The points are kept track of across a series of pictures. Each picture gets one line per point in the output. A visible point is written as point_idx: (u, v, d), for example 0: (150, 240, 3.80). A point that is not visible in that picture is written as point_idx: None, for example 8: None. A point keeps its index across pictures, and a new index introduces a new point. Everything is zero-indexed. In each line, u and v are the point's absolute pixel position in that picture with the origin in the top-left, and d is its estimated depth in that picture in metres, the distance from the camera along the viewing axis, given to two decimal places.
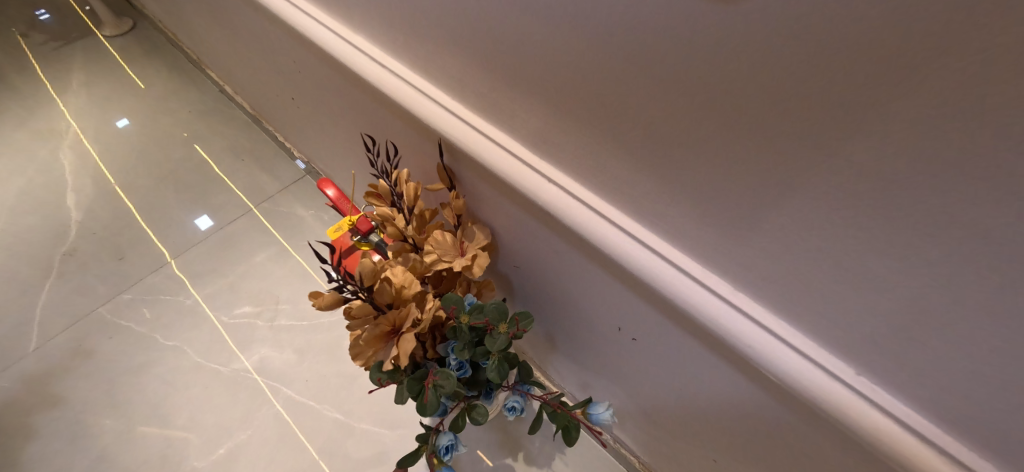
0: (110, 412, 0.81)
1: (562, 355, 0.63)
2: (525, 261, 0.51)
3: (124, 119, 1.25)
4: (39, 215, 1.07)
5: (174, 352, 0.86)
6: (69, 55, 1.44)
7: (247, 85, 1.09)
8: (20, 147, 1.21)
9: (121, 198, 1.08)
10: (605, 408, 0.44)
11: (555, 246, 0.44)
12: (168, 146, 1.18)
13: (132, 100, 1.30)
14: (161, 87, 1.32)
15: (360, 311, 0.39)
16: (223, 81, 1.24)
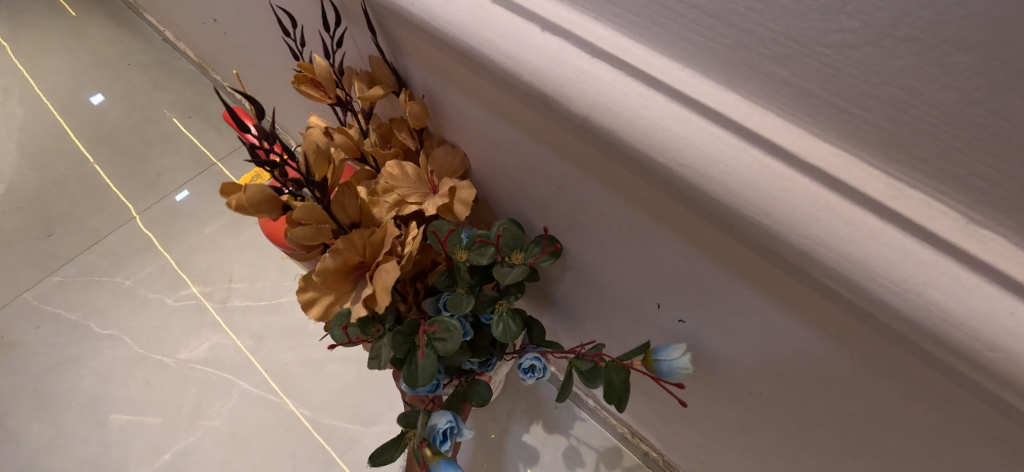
0: (37, 416, 0.69)
1: (569, 336, 0.49)
2: (515, 212, 0.36)
3: (51, 76, 1.08)
4: None
5: (111, 342, 0.73)
6: None
7: (180, 23, 0.90)
8: None
9: (50, 165, 0.93)
10: (681, 353, 0.28)
11: (557, 180, 0.28)
12: (104, 104, 1.02)
13: (62, 53, 1.12)
14: (95, 38, 1.14)
15: (311, 218, 0.26)
16: (162, 25, 1.06)
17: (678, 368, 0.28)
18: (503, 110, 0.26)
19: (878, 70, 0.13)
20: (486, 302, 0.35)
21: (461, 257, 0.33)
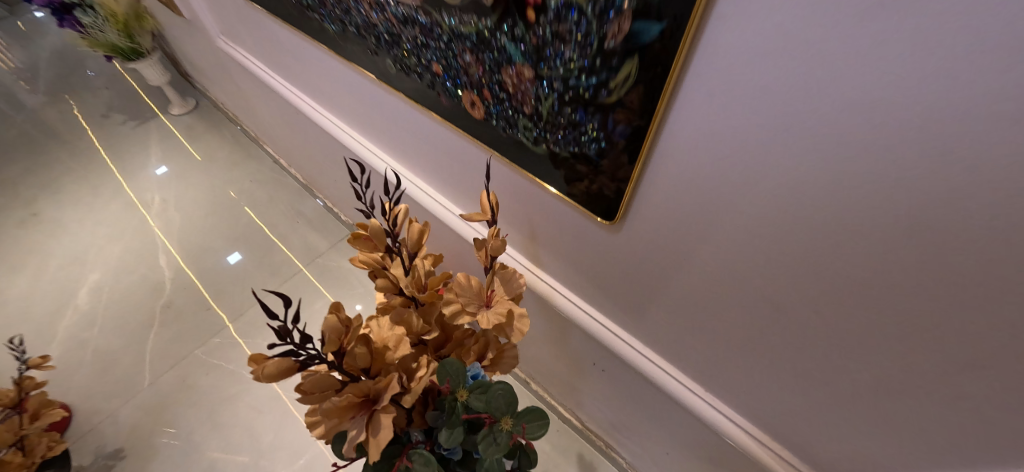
0: (212, 434, 1.03)
1: (563, 376, 0.88)
2: (540, 314, 0.79)
3: (197, 189, 1.52)
4: (136, 275, 1.32)
5: (257, 384, 1.09)
6: (145, 134, 1.72)
7: (302, 162, 1.35)
8: (114, 216, 1.47)
9: (205, 257, 1.34)
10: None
11: (547, 327, 0.80)
12: (234, 211, 1.44)
13: (203, 172, 1.57)
14: (226, 162, 1.59)
15: (315, 387, 0.36)
16: (279, 157, 1.51)
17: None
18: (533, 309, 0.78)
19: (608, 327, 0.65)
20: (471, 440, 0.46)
21: (459, 396, 0.45)
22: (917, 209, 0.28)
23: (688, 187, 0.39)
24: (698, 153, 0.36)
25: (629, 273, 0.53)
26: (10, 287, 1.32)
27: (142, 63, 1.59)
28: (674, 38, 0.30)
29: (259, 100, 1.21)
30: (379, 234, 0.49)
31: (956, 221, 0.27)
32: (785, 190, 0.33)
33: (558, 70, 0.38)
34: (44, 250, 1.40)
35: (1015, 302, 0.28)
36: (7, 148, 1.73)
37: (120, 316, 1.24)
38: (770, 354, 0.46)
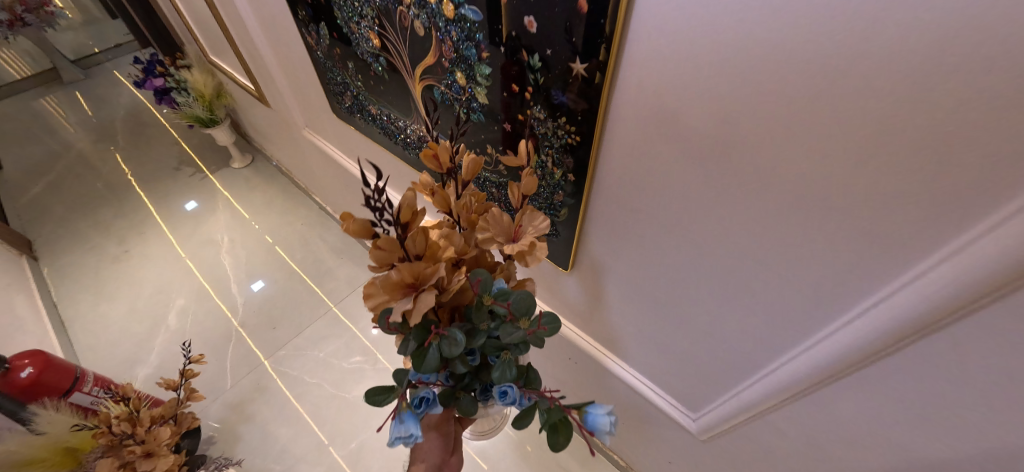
0: (285, 423, 1.34)
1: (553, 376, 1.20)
2: None
3: (260, 231, 1.87)
4: (215, 301, 1.65)
5: (318, 385, 1.41)
6: (212, 185, 2.09)
7: (349, 211, 1.70)
8: (192, 253, 1.81)
9: (270, 287, 1.67)
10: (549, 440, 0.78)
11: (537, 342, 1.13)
12: (291, 250, 1.79)
13: (263, 217, 1.93)
14: (282, 209, 1.95)
15: (384, 247, 0.43)
16: (327, 206, 1.88)
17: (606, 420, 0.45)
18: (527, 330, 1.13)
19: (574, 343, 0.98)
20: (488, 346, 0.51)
21: (485, 304, 0.51)
22: (690, 274, 0.61)
23: (603, 261, 0.73)
24: (603, 245, 0.71)
25: (583, 305, 0.87)
26: (113, 310, 1.65)
27: (215, 128, 1.94)
28: (584, 200, 0.65)
29: (320, 166, 1.58)
30: (444, 156, 0.49)
31: (700, 278, 0.60)
32: (639, 264, 0.67)
33: (536, 203, 0.73)
34: (138, 280, 1.74)
35: (733, 317, 0.61)
36: (97, 195, 2.09)
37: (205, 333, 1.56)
38: (661, 356, 0.78)
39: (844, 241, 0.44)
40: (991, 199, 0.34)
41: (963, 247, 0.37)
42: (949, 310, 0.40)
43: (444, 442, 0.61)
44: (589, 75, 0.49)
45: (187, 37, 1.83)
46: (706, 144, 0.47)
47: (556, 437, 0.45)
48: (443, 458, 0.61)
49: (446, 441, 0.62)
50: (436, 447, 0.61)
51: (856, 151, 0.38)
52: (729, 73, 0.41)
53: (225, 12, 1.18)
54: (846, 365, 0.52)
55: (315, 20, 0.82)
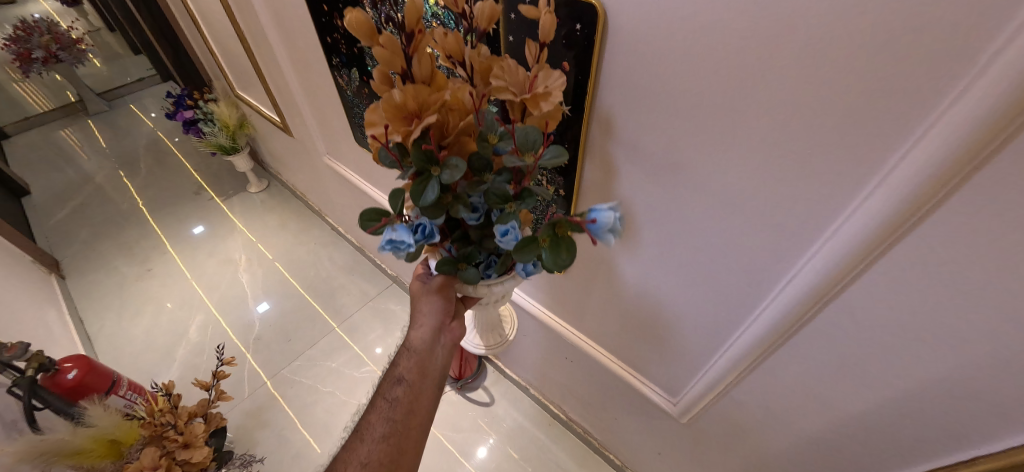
0: (297, 430, 1.43)
1: (550, 380, 1.31)
2: (532, 337, 1.23)
3: (275, 250, 1.99)
4: (232, 316, 1.76)
5: (329, 395, 1.50)
6: (229, 208, 2.22)
7: (360, 231, 1.83)
8: (211, 272, 1.93)
9: (285, 302, 1.78)
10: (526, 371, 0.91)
11: (535, 346, 1.24)
12: (304, 269, 1.91)
13: (278, 238, 2.05)
14: (296, 229, 2.08)
15: (387, 51, 0.42)
16: (339, 226, 2.01)
17: (609, 226, 0.43)
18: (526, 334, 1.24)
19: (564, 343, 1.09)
20: (493, 190, 0.47)
21: (490, 144, 0.47)
22: (647, 273, 0.73)
23: (584, 268, 0.85)
24: (582, 254, 0.83)
25: (570, 309, 0.98)
26: (137, 324, 1.75)
27: (235, 155, 2.09)
28: (572, 215, 0.77)
29: (335, 189, 1.71)
30: None
31: (656, 278, 0.72)
32: (611, 269, 0.79)
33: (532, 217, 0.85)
34: (161, 296, 1.85)
35: (683, 311, 0.72)
36: (120, 218, 2.21)
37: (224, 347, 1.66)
38: (637, 353, 0.90)
39: (756, 241, 0.55)
40: (839, 207, 0.46)
41: (825, 243, 0.48)
42: (833, 287, 0.51)
43: (443, 303, 0.63)
44: (573, 112, 0.62)
45: (215, 73, 2.00)
46: (649, 167, 0.60)
47: (560, 255, 0.44)
48: (442, 320, 0.63)
49: (446, 303, 0.63)
50: (434, 310, 0.62)
51: (747, 176, 0.50)
52: (656, 115, 0.54)
53: (259, 54, 1.33)
54: (770, 345, 0.63)
55: (347, 65, 0.98)
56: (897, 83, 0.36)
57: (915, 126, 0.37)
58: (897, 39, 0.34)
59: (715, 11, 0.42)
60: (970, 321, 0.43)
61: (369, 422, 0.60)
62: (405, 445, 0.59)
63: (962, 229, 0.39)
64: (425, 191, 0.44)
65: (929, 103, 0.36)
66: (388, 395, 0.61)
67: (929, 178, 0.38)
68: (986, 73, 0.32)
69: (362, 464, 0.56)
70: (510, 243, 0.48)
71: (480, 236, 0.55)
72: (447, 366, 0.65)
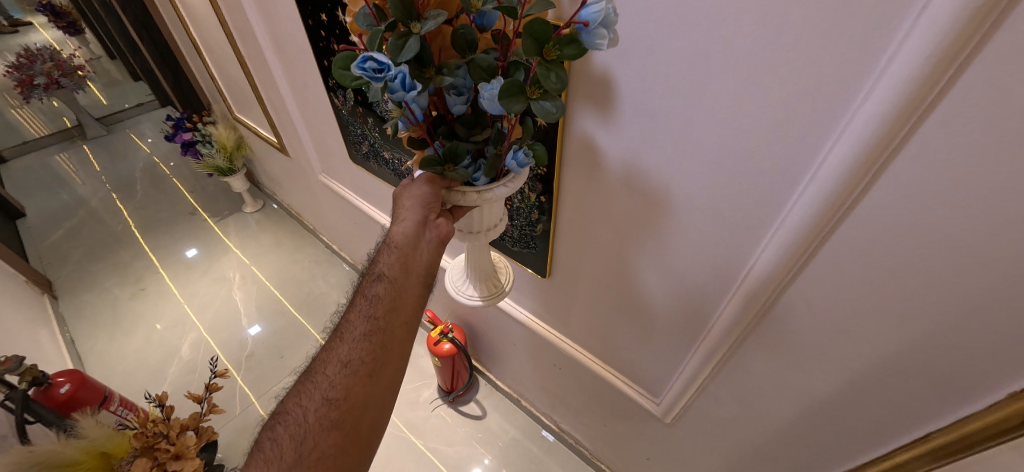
0: None
1: (540, 388, 1.34)
2: (522, 345, 1.26)
3: (270, 268, 2.02)
4: (225, 334, 1.76)
5: None
6: (224, 228, 2.25)
7: (354, 248, 1.86)
8: (204, 291, 1.94)
9: (278, 320, 1.80)
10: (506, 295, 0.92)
11: (526, 354, 1.27)
12: (298, 286, 1.93)
13: (272, 256, 2.08)
14: (290, 248, 2.11)
15: None
16: (333, 243, 2.04)
17: (604, 23, 0.38)
18: (517, 343, 1.27)
19: (554, 349, 1.13)
20: (478, 57, 0.44)
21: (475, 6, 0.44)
22: (626, 272, 0.79)
23: (568, 272, 0.91)
24: (567, 259, 0.89)
25: (559, 313, 1.03)
26: (129, 343, 1.75)
27: (231, 176, 2.13)
28: (554, 219, 0.83)
29: (329, 207, 1.75)
30: None
31: (634, 276, 0.78)
32: (594, 271, 0.85)
33: (517, 223, 0.92)
34: (153, 315, 1.86)
35: (661, 308, 0.78)
36: (114, 239, 2.23)
37: (220, 357, 1.68)
38: (623, 352, 0.94)
39: (717, 237, 0.61)
40: (780, 203, 0.52)
41: (773, 236, 0.55)
42: (785, 275, 0.57)
43: (427, 193, 0.57)
44: (548, 125, 0.69)
45: (214, 96, 2.07)
46: (620, 173, 0.66)
47: (550, 75, 0.40)
48: (427, 214, 0.58)
49: (431, 193, 0.57)
50: (418, 202, 0.57)
51: (705, 173, 0.56)
52: (623, 126, 0.61)
53: (259, 78, 1.40)
54: (738, 333, 0.68)
55: (343, 87, 1.04)
56: (813, 95, 0.43)
57: (831, 132, 0.44)
58: (809, 59, 0.42)
59: (666, 37, 0.50)
60: (900, 301, 0.49)
61: (354, 319, 0.60)
62: (388, 344, 0.57)
63: (882, 219, 0.46)
64: (405, 42, 0.40)
65: (840, 111, 0.43)
66: (373, 292, 0.60)
67: (846, 176, 0.45)
68: (886, 74, 0.38)
69: (344, 360, 0.56)
70: (495, 100, 0.43)
71: (467, 132, 0.53)
72: (436, 263, 0.60)
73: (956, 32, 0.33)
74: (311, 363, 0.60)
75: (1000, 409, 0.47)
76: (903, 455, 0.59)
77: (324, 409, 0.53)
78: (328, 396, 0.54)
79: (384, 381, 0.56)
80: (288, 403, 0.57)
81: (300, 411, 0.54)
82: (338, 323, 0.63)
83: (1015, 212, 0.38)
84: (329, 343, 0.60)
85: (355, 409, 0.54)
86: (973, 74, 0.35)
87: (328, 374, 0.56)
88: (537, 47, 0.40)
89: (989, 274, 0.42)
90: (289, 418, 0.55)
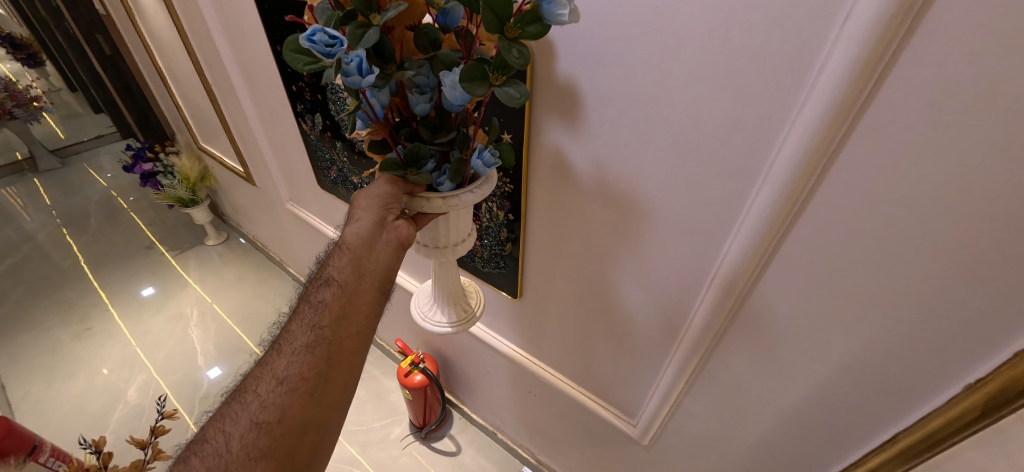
0: None
1: (516, 418, 1.29)
2: (495, 372, 1.22)
3: (231, 303, 1.92)
4: (178, 375, 1.65)
5: None
6: (183, 262, 2.14)
7: None
8: (158, 329, 1.82)
9: (238, 357, 1.70)
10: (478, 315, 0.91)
11: (498, 381, 1.24)
12: (261, 321, 1.84)
13: (234, 291, 1.98)
14: (254, 281, 2.03)
15: None
16: (300, 275, 1.97)
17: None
18: (491, 370, 1.23)
19: (528, 375, 1.11)
20: (442, 53, 0.46)
21: (438, 5, 0.45)
22: (596, 286, 0.79)
23: (540, 291, 0.90)
24: (538, 277, 0.88)
25: (532, 336, 1.01)
26: (68, 388, 1.61)
27: (193, 208, 2.06)
28: (522, 236, 0.83)
29: (297, 237, 1.70)
30: None
31: (604, 289, 0.78)
32: (565, 288, 0.85)
33: (487, 243, 0.92)
34: (99, 357, 1.72)
35: (633, 322, 0.78)
36: (60, 277, 2.08)
37: (169, 398, 1.57)
38: (597, 371, 0.93)
39: (681, 245, 0.63)
40: (734, 208, 0.54)
41: (732, 241, 0.56)
42: (747, 280, 0.58)
43: (386, 194, 0.56)
44: (514, 140, 0.71)
45: (179, 124, 2.02)
46: (586, 185, 0.68)
47: (511, 50, 0.40)
48: (384, 215, 0.57)
49: (391, 194, 0.57)
50: (375, 202, 0.57)
51: (667, 181, 0.58)
52: (588, 137, 0.63)
53: (225, 105, 1.38)
54: (705, 344, 0.69)
55: (311, 111, 1.04)
56: (756, 104, 0.46)
57: (775, 137, 0.47)
58: (750, 69, 0.45)
59: (622, 50, 0.53)
60: (856, 299, 0.51)
61: (296, 331, 0.56)
62: (333, 357, 0.54)
63: (828, 220, 0.48)
64: (364, 32, 0.41)
65: (780, 120, 0.46)
66: (318, 299, 0.57)
67: (790, 180, 0.47)
68: (821, 77, 0.41)
69: (281, 376, 0.53)
70: (456, 87, 0.44)
71: (431, 135, 0.53)
72: (394, 266, 0.59)
73: (878, 37, 0.36)
74: (243, 380, 0.56)
75: (959, 403, 0.48)
76: (874, 460, 0.60)
77: (253, 435, 0.49)
78: (259, 419, 0.50)
79: (327, 399, 0.53)
80: (213, 428, 0.53)
81: (224, 438, 0.50)
82: (279, 334, 0.59)
83: (949, 205, 0.40)
84: (266, 357, 0.56)
85: (289, 433, 0.50)
86: (897, 74, 0.38)
87: (261, 393, 0.52)
88: (498, 25, 0.40)
89: (933, 269, 0.44)
90: (209, 448, 0.50)
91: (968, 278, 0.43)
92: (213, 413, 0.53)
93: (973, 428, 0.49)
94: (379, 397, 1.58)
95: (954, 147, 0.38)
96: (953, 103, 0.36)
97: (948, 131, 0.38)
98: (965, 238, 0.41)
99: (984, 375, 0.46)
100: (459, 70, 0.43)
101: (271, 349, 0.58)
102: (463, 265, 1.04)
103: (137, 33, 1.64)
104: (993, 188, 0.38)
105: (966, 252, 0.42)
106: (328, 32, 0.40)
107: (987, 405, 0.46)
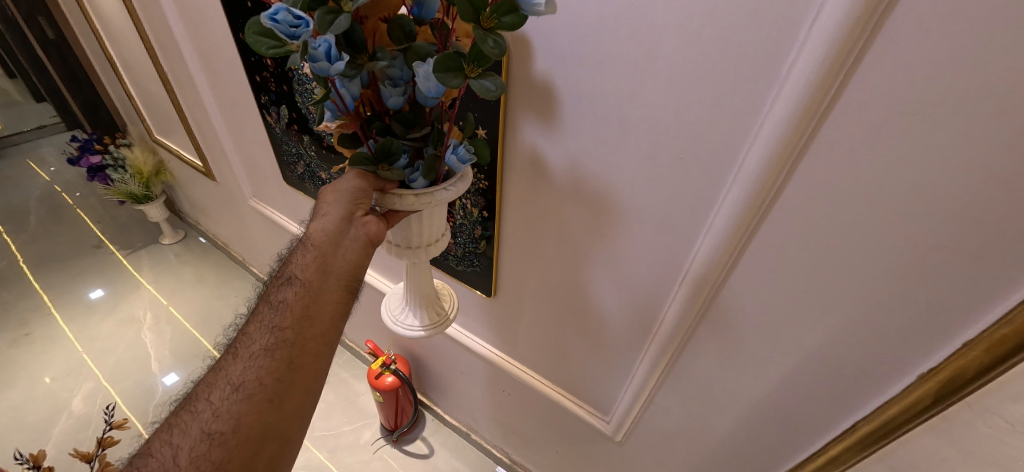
0: None
1: (490, 418, 1.28)
2: (469, 372, 1.21)
3: (190, 305, 1.83)
4: (130, 382, 1.55)
5: None
6: (135, 262, 2.01)
7: None
8: (107, 334, 1.71)
9: (197, 362, 1.62)
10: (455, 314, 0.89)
11: (472, 380, 1.22)
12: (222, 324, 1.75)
13: (192, 292, 1.88)
14: (214, 282, 1.93)
15: None
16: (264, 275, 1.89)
17: None
18: (464, 370, 1.22)
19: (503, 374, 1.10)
20: (416, 44, 0.44)
21: None
22: (571, 283, 0.79)
23: (515, 289, 0.90)
24: (513, 275, 0.87)
25: (507, 334, 1.00)
26: (4, 399, 1.48)
27: (148, 204, 1.95)
28: (498, 233, 0.82)
29: (261, 235, 1.63)
30: None
31: (579, 287, 0.78)
32: (541, 285, 0.84)
33: (460, 240, 0.90)
34: (40, 364, 1.59)
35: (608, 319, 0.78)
36: None
37: (120, 407, 1.47)
38: (571, 369, 0.93)
39: (655, 242, 0.63)
40: (705, 207, 0.55)
41: (703, 238, 0.57)
42: (717, 278, 0.60)
43: (355, 188, 0.54)
44: (489, 136, 0.70)
45: (131, 115, 1.90)
46: (561, 181, 0.67)
47: (487, 40, 0.40)
48: (353, 210, 0.55)
49: (359, 188, 0.54)
50: (343, 197, 0.54)
51: (641, 176, 0.58)
52: (565, 133, 0.62)
53: (182, 95, 1.30)
54: (676, 339, 0.70)
55: (276, 103, 1.00)
56: (725, 106, 0.47)
57: (744, 137, 0.48)
58: (722, 69, 0.46)
59: (597, 48, 0.53)
60: (822, 296, 0.53)
61: (255, 333, 0.54)
62: (295, 361, 0.52)
63: (794, 219, 0.50)
64: (334, 17, 0.38)
65: (750, 121, 0.47)
66: (280, 299, 0.54)
67: (757, 179, 0.48)
68: (788, 79, 0.42)
69: (237, 383, 0.50)
70: (431, 79, 0.42)
71: (404, 130, 0.51)
72: (362, 264, 0.57)
73: (843, 40, 0.38)
74: (194, 387, 0.52)
75: (912, 392, 0.51)
76: (834, 448, 0.63)
77: (204, 446, 0.46)
78: (211, 430, 0.47)
79: (288, 405, 0.50)
80: (158, 441, 0.49)
81: (171, 451, 0.47)
82: (236, 337, 0.56)
83: (908, 206, 0.42)
84: (221, 362, 0.53)
85: (244, 443, 0.47)
86: (860, 76, 0.39)
87: (214, 401, 0.49)
88: (475, 13, 0.39)
89: (894, 265, 0.46)
90: (154, 462, 0.46)
91: (925, 274, 0.45)
92: (159, 424, 0.49)
93: (924, 416, 0.52)
94: (349, 401, 1.53)
95: (916, 149, 0.40)
96: (915, 105, 0.38)
97: (908, 132, 0.39)
98: (922, 237, 0.43)
99: (935, 365, 0.48)
100: (434, 60, 0.42)
101: (226, 353, 0.55)
102: (436, 264, 1.02)
103: (84, 17, 1.53)
104: (948, 189, 0.40)
105: (921, 249, 0.44)
106: (294, 13, 0.38)
107: (938, 392, 0.49)
